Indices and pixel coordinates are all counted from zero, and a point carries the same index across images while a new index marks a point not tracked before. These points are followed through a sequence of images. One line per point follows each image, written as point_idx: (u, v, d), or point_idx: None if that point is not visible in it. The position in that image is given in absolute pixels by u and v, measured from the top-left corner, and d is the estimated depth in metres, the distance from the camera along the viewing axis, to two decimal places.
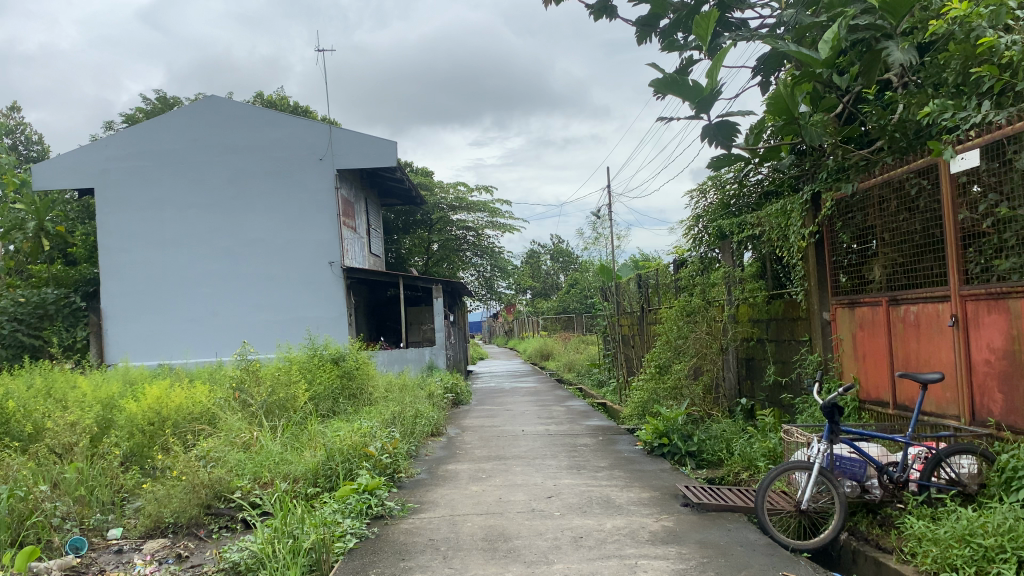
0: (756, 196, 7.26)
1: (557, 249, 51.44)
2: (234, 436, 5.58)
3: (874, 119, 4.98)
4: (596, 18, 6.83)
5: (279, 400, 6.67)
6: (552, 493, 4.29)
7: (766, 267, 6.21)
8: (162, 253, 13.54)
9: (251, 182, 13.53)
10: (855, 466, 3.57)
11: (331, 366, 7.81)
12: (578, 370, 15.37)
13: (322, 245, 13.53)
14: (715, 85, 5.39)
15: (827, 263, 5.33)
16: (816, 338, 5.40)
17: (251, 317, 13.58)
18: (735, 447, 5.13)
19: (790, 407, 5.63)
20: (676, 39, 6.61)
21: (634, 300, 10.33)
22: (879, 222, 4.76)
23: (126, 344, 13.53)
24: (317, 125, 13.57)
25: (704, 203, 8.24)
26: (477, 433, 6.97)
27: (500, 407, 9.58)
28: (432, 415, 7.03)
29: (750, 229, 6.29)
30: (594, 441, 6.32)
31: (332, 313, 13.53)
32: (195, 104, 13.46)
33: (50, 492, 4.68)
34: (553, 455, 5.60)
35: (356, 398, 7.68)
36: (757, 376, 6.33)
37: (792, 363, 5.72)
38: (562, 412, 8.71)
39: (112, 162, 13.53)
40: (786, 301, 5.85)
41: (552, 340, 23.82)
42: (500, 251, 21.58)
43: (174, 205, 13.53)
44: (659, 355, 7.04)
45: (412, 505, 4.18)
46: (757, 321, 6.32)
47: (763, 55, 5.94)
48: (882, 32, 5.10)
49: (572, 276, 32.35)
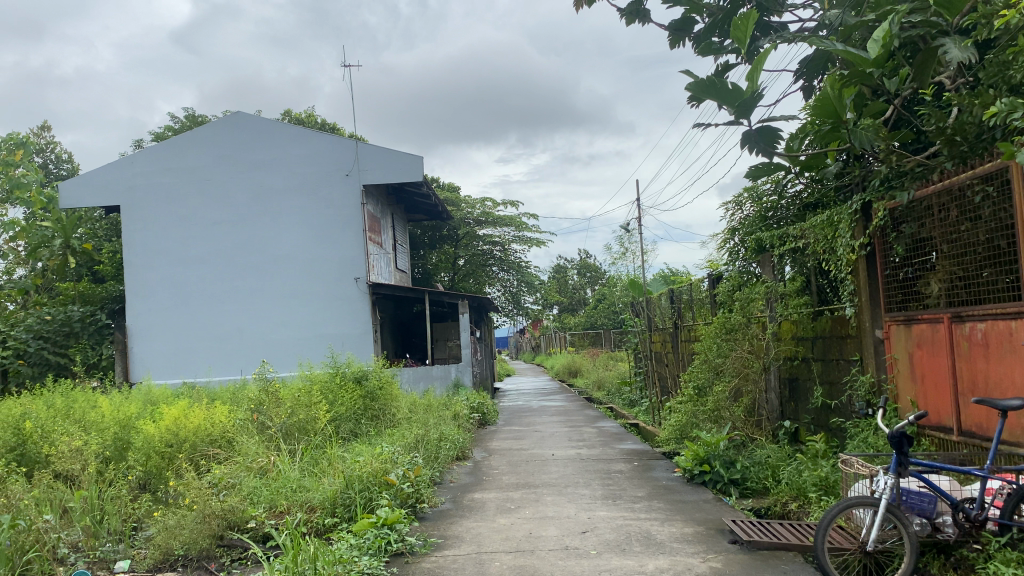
0: (796, 208, 6.98)
1: (584, 264, 51.09)
2: (250, 461, 5.32)
3: (931, 123, 4.64)
4: (628, 23, 6.60)
5: (299, 421, 6.39)
6: (587, 527, 3.97)
7: (810, 281, 5.90)
8: (187, 270, 13.42)
9: (276, 197, 13.39)
10: (925, 501, 3.20)
11: (353, 386, 7.54)
12: (608, 388, 14.95)
13: (347, 261, 13.32)
14: (756, 88, 5.07)
15: (879, 277, 4.97)
16: (868, 357, 5.04)
17: (275, 334, 13.37)
18: (783, 475, 4.84)
19: (840, 431, 5.30)
20: (713, 42, 6.32)
21: (667, 316, 9.97)
22: (937, 232, 4.40)
23: (150, 362, 13.38)
24: (343, 140, 13.42)
25: (740, 215, 7.91)
26: (505, 457, 6.65)
27: (528, 428, 9.25)
28: (458, 438, 6.73)
29: (793, 241, 5.97)
30: (629, 467, 5.98)
31: (357, 330, 13.28)
32: (221, 120, 13.39)
33: (56, 522, 4.45)
34: (586, 483, 5.28)
35: (379, 419, 7.41)
36: (802, 398, 6.05)
37: (843, 384, 5.36)
38: (592, 434, 8.36)
39: (139, 179, 13.49)
40: (834, 318, 5.52)
41: (581, 356, 23.40)
42: (528, 266, 21.28)
43: (199, 222, 13.42)
44: (697, 376, 6.71)
45: (435, 541, 3.89)
46: (803, 339, 6.01)
47: (807, 57, 5.70)
48: (936, 29, 4.80)
49: (600, 291, 31.97)
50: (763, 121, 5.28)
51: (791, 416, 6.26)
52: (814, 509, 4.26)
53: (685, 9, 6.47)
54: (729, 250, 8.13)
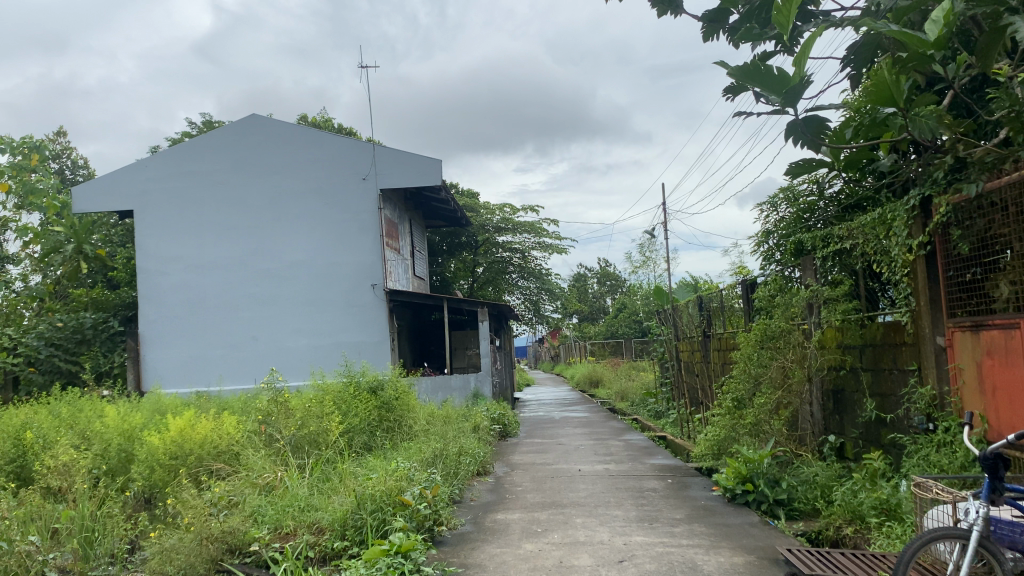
0: (837, 210, 6.69)
1: (604, 273, 50.62)
2: (257, 476, 4.96)
3: (1001, 108, 4.20)
4: (661, 13, 6.20)
5: (309, 434, 6.02)
6: (624, 556, 3.57)
7: (859, 283, 5.48)
8: (201, 276, 13.14)
9: (291, 202, 13.09)
10: (1018, 532, 2.77)
11: (368, 396, 7.16)
12: (632, 399, 14.45)
13: (363, 268, 12.98)
14: (805, 72, 4.61)
15: (941, 278, 4.54)
16: (927, 367, 4.60)
17: (290, 342, 13.04)
18: (836, 496, 4.44)
19: (895, 447, 4.87)
20: (752, 28, 5.82)
21: (696, 324, 9.53)
22: (1009, 229, 3.97)
23: (164, 370, 13.09)
24: (361, 144, 13.08)
25: (776, 217, 7.56)
26: (528, 473, 6.24)
27: (551, 441, 8.81)
28: (478, 451, 6.33)
29: (840, 242, 5.56)
30: (663, 485, 5.56)
31: (373, 338, 12.92)
32: (236, 123, 13.13)
33: (40, 544, 4.11)
34: (618, 503, 4.87)
35: (394, 431, 7.02)
36: (849, 411, 5.63)
37: (899, 397, 4.91)
38: (620, 448, 7.92)
39: (153, 184, 13.24)
40: (887, 324, 5.08)
41: (602, 365, 22.89)
42: (549, 273, 20.86)
43: (213, 227, 13.15)
44: (735, 388, 6.25)
45: (454, 570, 3.50)
46: (849, 347, 5.59)
47: (854, 44, 5.29)
48: (1004, 6, 4.40)
49: (621, 300, 31.44)
50: (810, 111, 4.84)
51: (835, 430, 5.83)
52: (877, 535, 3.85)
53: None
54: (765, 254, 7.78)
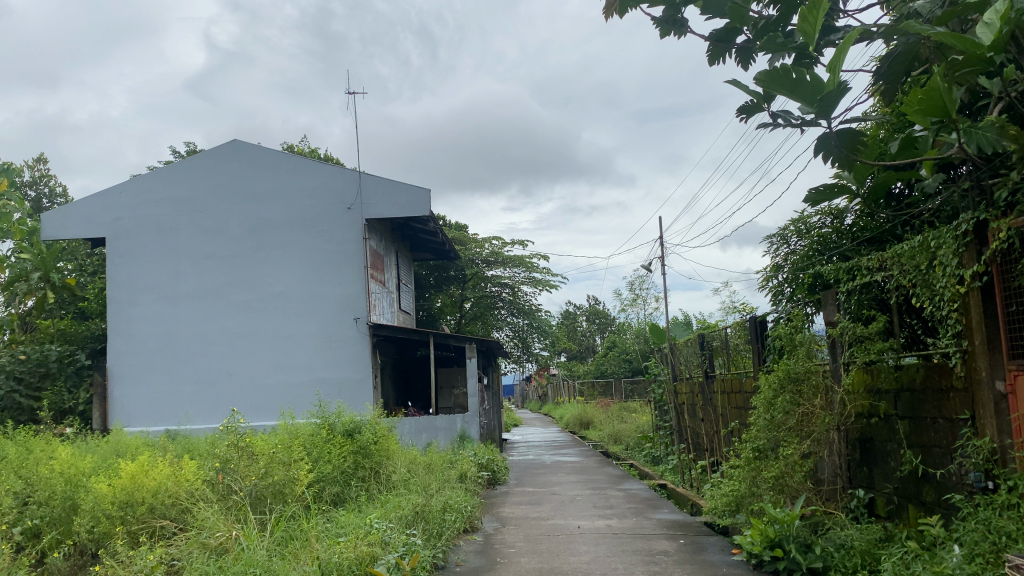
0: (855, 242, 6.24)
1: (593, 310, 50.26)
2: (208, 535, 4.32)
3: None
4: (663, 34, 5.74)
5: (274, 484, 5.34)
6: None
7: (893, 320, 4.91)
8: (174, 308, 12.46)
9: (272, 231, 12.49)
10: None
11: (342, 441, 6.49)
12: (626, 443, 13.72)
13: (346, 301, 12.34)
14: (840, 79, 4.21)
15: (1000, 314, 3.95)
16: (985, 417, 3.99)
17: (266, 378, 12.32)
18: (883, 566, 3.83)
19: (948, 508, 4.23)
20: (775, 37, 5.19)
21: (697, 363, 8.95)
22: None
23: (132, 407, 12.34)
24: (347, 171, 12.52)
25: (788, 250, 7.10)
26: (521, 530, 5.57)
27: (544, 489, 8.12)
28: (465, 506, 5.67)
29: (871, 272, 5.01)
30: (675, 548, 4.92)
31: (355, 375, 12.22)
32: (217, 148, 12.56)
33: None
34: (627, 571, 4.24)
35: (371, 482, 6.35)
36: (880, 463, 5.03)
37: (948, 450, 4.30)
38: (620, 499, 7.25)
39: (128, 210, 12.61)
40: (929, 366, 4.50)
41: (592, 405, 22.20)
42: (539, 310, 20.24)
43: (189, 256, 12.50)
44: (756, 436, 5.51)
45: None
46: (882, 393, 5.00)
47: (887, 55, 4.78)
48: None
49: (611, 338, 30.85)
50: (842, 123, 4.41)
51: (864, 485, 5.22)
52: None
53: (729, 20, 5.59)
54: (774, 289, 7.29)
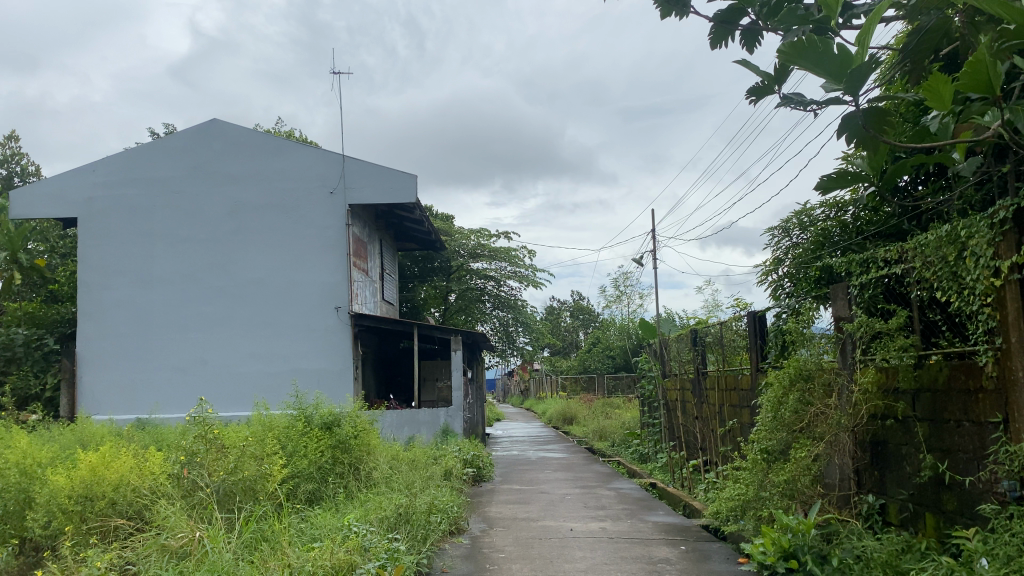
0: (865, 237, 5.95)
1: (576, 306, 50.00)
2: (169, 537, 3.95)
3: None
4: (665, 14, 5.32)
5: (244, 480, 4.95)
6: None
7: (914, 316, 4.60)
8: (148, 293, 11.99)
9: (252, 215, 12.05)
10: None
11: (320, 435, 6.11)
12: (612, 440, 13.39)
13: (327, 289, 11.91)
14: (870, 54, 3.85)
15: None
16: (1019, 420, 3.65)
17: (243, 367, 11.89)
18: None
19: (976, 518, 3.91)
20: (795, 9, 4.77)
21: (690, 361, 8.61)
22: None
23: (101, 394, 11.88)
24: (330, 154, 12.11)
25: (789, 244, 6.79)
26: (512, 533, 5.24)
27: (532, 488, 7.76)
28: (451, 506, 5.33)
29: (892, 265, 4.69)
30: (679, 556, 4.59)
31: (334, 366, 11.82)
32: (196, 127, 12.10)
33: None
34: None
35: (349, 478, 5.99)
36: (893, 468, 4.73)
37: (975, 456, 3.97)
38: (612, 499, 6.91)
39: (101, 189, 12.11)
40: (954, 364, 4.18)
41: (576, 401, 21.87)
42: (524, 304, 19.86)
43: (165, 239, 12.03)
44: (763, 438, 5.23)
45: None
46: (899, 393, 4.66)
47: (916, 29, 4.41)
48: None
49: (594, 335, 30.56)
50: (869, 101, 4.06)
51: (875, 490, 4.91)
52: None
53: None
54: (774, 284, 7.00)
